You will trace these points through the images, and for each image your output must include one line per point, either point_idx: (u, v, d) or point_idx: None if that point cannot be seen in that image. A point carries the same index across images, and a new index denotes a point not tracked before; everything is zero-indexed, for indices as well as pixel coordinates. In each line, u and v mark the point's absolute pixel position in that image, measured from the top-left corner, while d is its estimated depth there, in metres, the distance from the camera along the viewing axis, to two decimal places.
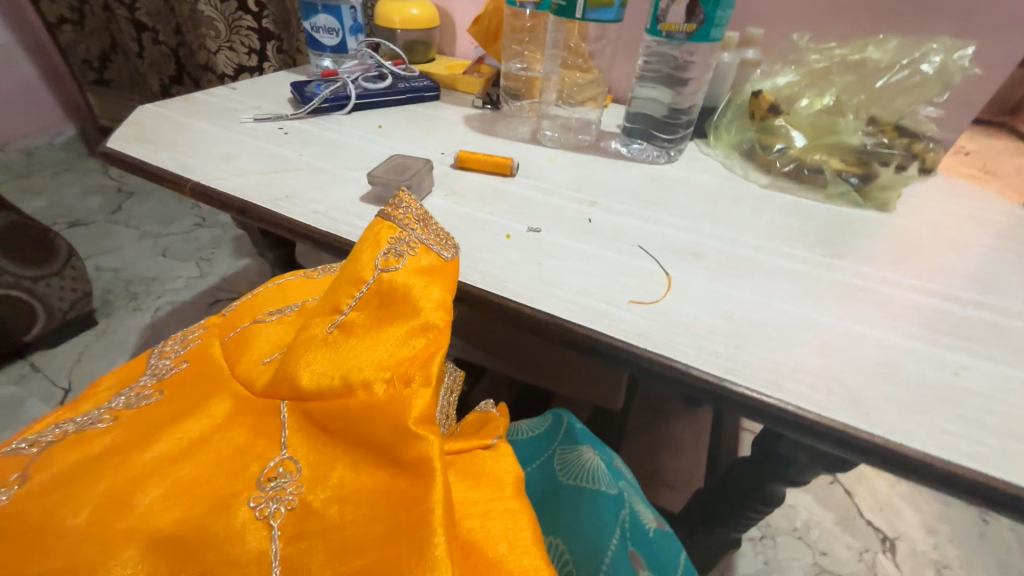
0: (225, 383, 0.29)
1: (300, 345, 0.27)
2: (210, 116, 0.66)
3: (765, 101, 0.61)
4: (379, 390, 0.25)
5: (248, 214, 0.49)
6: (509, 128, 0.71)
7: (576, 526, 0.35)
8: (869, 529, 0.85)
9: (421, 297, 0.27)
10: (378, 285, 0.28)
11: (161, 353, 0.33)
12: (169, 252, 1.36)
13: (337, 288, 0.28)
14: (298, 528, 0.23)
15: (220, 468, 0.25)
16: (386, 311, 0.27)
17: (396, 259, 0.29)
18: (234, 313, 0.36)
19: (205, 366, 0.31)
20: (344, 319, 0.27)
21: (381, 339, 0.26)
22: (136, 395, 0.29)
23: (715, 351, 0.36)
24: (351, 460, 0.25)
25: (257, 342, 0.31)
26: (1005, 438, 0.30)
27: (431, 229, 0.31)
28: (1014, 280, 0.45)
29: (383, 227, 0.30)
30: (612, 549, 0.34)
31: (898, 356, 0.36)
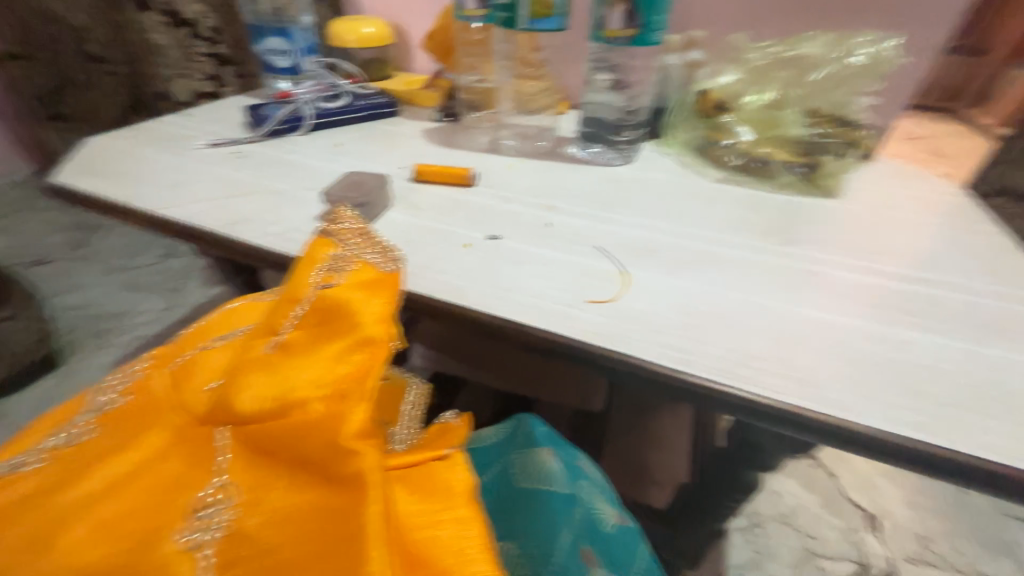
0: (165, 414, 0.29)
1: (235, 367, 0.27)
2: (163, 145, 0.65)
3: (711, 99, 0.64)
4: (315, 407, 0.24)
5: (202, 242, 0.48)
6: (469, 139, 0.72)
7: (527, 529, 0.35)
8: (853, 508, 0.87)
9: (359, 312, 0.28)
10: (318, 302, 0.28)
11: (104, 387, 0.32)
12: (136, 286, 1.32)
13: (276, 310, 0.29)
14: (230, 554, 0.24)
15: (151, 502, 0.25)
16: (326, 328, 0.27)
17: (336, 276, 0.29)
18: (183, 340, 0.35)
19: (150, 398, 0.30)
20: (283, 339, 0.27)
21: (317, 355, 0.26)
22: (76, 432, 0.29)
23: (671, 345, 0.36)
24: (290, 481, 0.25)
25: (199, 369, 0.30)
26: (947, 406, 0.31)
27: (372, 243, 0.32)
28: (954, 254, 0.47)
29: (321, 244, 0.32)
30: (559, 552, 0.34)
31: (848, 336, 0.37)
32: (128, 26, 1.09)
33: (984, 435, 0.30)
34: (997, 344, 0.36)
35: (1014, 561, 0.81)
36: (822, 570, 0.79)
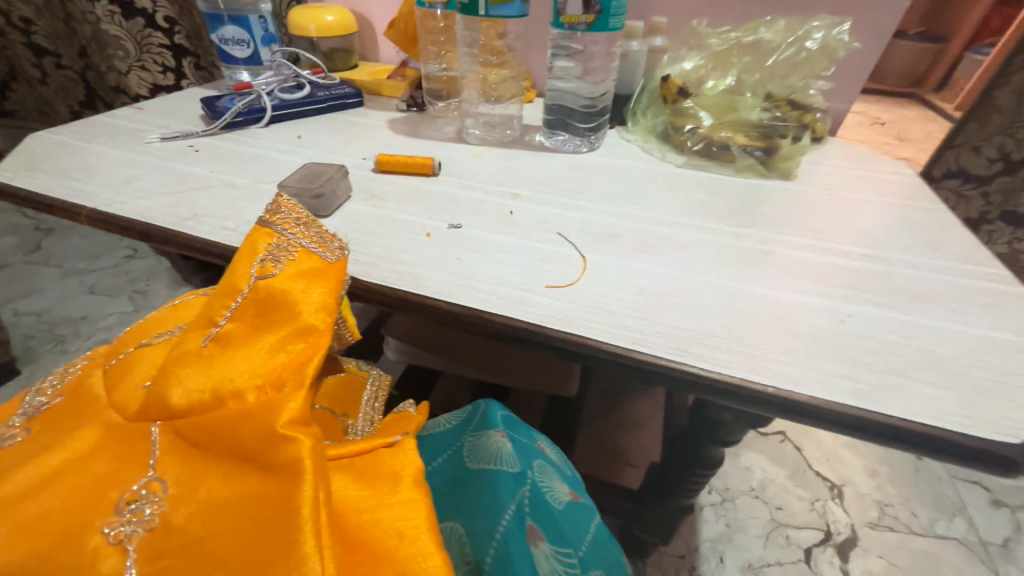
0: (99, 412, 0.28)
1: (174, 362, 0.28)
2: (113, 139, 0.63)
3: (674, 85, 0.64)
4: (250, 399, 0.27)
5: (152, 238, 0.47)
6: (435, 129, 0.71)
7: (471, 508, 0.31)
8: (818, 479, 0.91)
9: (298, 303, 0.30)
10: (255, 293, 0.30)
11: (38, 390, 0.31)
12: (99, 288, 1.28)
13: (213, 302, 0.30)
14: (155, 549, 0.23)
15: (74, 499, 0.24)
16: (265, 319, 0.29)
17: (272, 265, 0.31)
18: (121, 339, 0.34)
19: (81, 398, 0.29)
20: (219, 331, 0.29)
21: (256, 348, 0.29)
22: (1, 436, 0.28)
23: (625, 326, 0.37)
24: (224, 471, 0.26)
25: (136, 367, 0.30)
26: (881, 373, 0.33)
27: (312, 229, 0.33)
28: (898, 231, 0.49)
29: (261, 233, 0.32)
30: (501, 529, 0.30)
31: (795, 312, 0.38)
32: (75, 16, 1.04)
33: (914, 399, 0.31)
34: (933, 315, 0.38)
35: (965, 520, 0.86)
36: (789, 539, 0.83)
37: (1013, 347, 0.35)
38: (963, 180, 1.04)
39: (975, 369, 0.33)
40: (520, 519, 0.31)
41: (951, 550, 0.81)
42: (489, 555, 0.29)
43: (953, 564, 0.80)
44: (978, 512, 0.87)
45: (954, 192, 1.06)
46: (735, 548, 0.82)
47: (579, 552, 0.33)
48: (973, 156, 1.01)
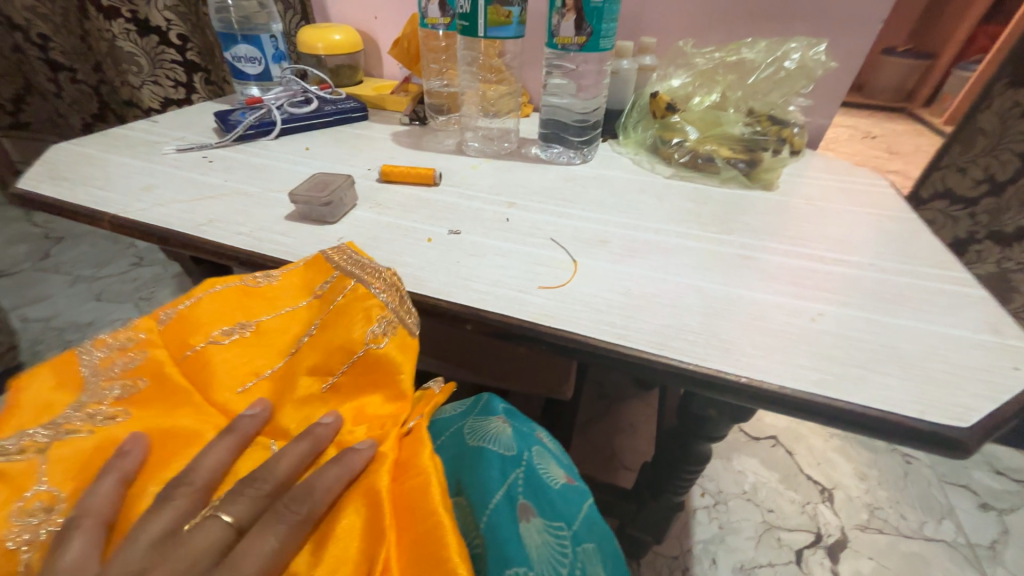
0: (201, 405, 0.36)
1: (294, 399, 0.36)
2: (130, 150, 0.67)
3: (662, 101, 0.67)
4: (352, 433, 0.35)
5: (171, 243, 0.50)
6: (436, 142, 0.75)
7: (468, 481, 0.34)
8: (809, 483, 0.93)
9: (400, 370, 0.36)
10: (366, 357, 0.36)
11: (105, 362, 0.36)
12: (105, 295, 1.30)
13: (328, 356, 0.36)
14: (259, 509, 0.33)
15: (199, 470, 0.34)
16: (368, 378, 0.36)
17: (381, 336, 0.36)
18: (178, 326, 0.39)
19: (168, 385, 0.36)
20: (333, 381, 0.36)
21: (363, 402, 0.36)
22: (94, 413, 0.33)
23: (611, 322, 0.40)
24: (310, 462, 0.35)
25: (220, 367, 0.37)
26: (846, 365, 0.36)
27: (401, 298, 0.38)
28: (871, 239, 0.53)
29: (372, 301, 0.37)
30: (494, 501, 0.32)
31: (769, 310, 0.41)
32: (92, 33, 1.09)
33: (875, 389, 0.34)
34: (898, 314, 0.41)
35: (953, 523, 0.87)
36: (781, 541, 0.84)
37: (969, 343, 0.38)
38: (951, 202, 1.05)
39: (931, 363, 0.36)
40: (511, 497, 0.33)
41: (940, 552, 0.83)
42: (482, 523, 0.31)
43: (941, 565, 0.81)
44: (967, 515, 0.89)
45: (942, 213, 1.08)
46: (728, 549, 0.83)
47: (573, 527, 0.35)
48: (959, 177, 1.02)
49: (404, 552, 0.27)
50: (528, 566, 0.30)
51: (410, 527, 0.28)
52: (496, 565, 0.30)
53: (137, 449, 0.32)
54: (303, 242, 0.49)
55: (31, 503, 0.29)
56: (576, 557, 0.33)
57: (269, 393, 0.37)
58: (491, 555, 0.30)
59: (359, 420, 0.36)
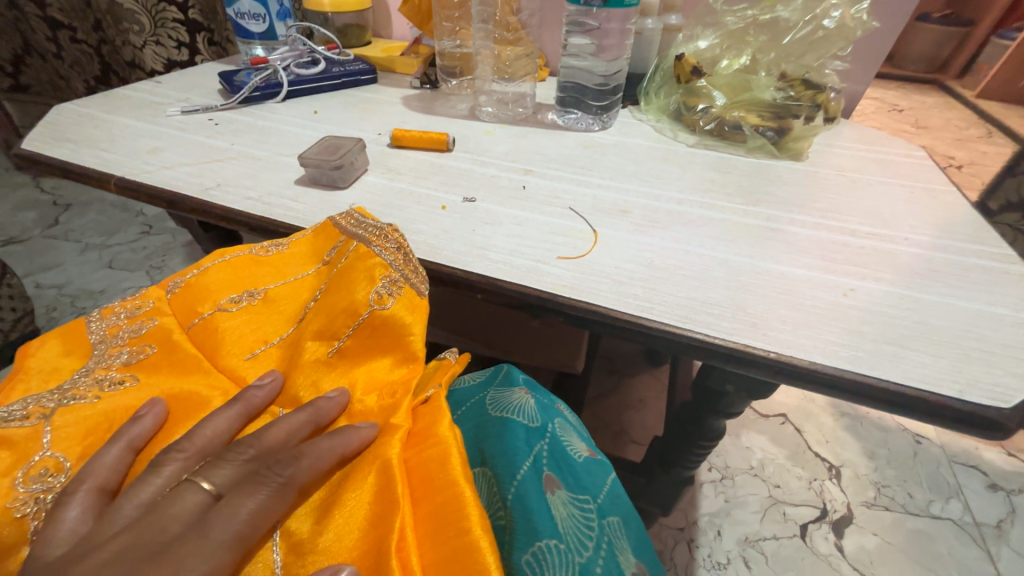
0: (209, 373, 0.35)
1: (303, 364, 0.35)
2: (135, 112, 0.65)
3: (688, 64, 0.63)
4: (365, 400, 0.33)
5: (179, 206, 0.49)
6: (449, 107, 0.72)
7: (495, 449, 0.32)
8: (817, 460, 0.93)
9: (410, 333, 0.34)
10: (372, 319, 0.34)
11: (113, 331, 0.37)
12: (116, 263, 1.31)
13: (334, 318, 0.35)
14: None
15: None
16: (376, 342, 0.34)
17: (387, 297, 0.34)
18: (187, 297, 0.39)
19: (177, 354, 0.36)
20: (341, 346, 0.34)
21: (373, 366, 0.35)
22: (104, 379, 0.34)
23: (633, 295, 0.39)
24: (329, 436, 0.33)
25: (229, 335, 0.36)
26: (878, 342, 0.34)
27: (412, 262, 0.37)
28: (907, 212, 0.50)
29: (377, 265, 0.36)
30: (522, 472, 0.30)
31: (798, 285, 0.40)
32: None
33: (909, 366, 0.33)
34: (934, 291, 0.39)
35: (960, 502, 0.87)
36: (786, 515, 0.85)
37: (1009, 321, 0.36)
38: None
39: (968, 342, 0.34)
40: (539, 469, 0.31)
41: (946, 530, 0.83)
42: (510, 491, 0.29)
43: (945, 542, 0.82)
44: (975, 494, 0.89)
45: None
46: (733, 522, 0.84)
47: (597, 500, 0.33)
48: None
49: (424, 523, 0.26)
50: (560, 538, 0.28)
51: (429, 497, 0.27)
52: (525, 533, 0.27)
53: (151, 415, 0.32)
54: (314, 207, 0.48)
55: (35, 470, 0.29)
56: (601, 530, 0.31)
57: (278, 361, 0.37)
58: (521, 525, 0.28)
59: (370, 388, 0.34)
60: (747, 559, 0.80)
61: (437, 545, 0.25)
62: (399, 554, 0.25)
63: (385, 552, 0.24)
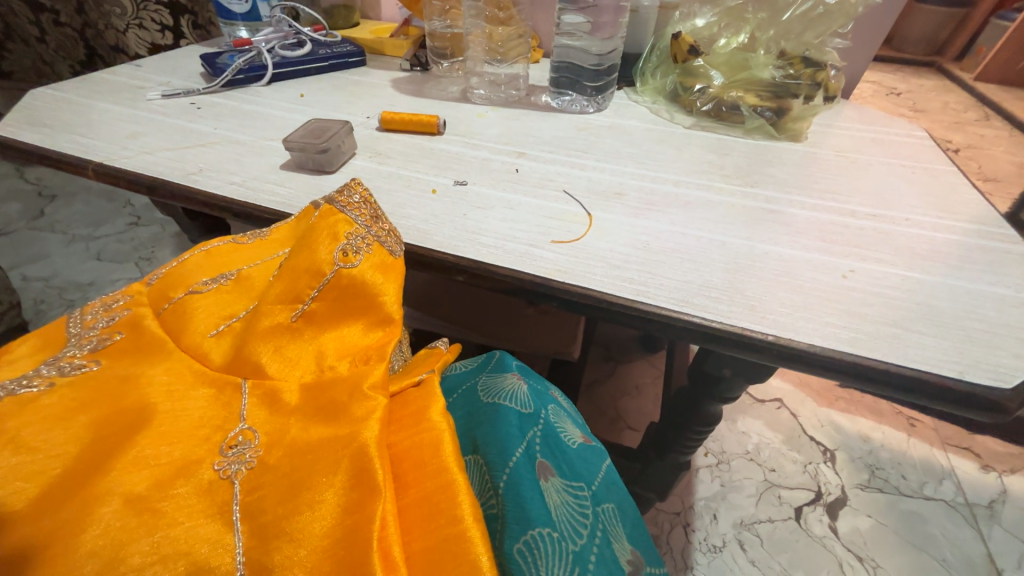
0: (170, 353, 0.29)
1: (260, 331, 0.28)
2: (113, 96, 0.62)
3: (684, 43, 0.61)
4: (343, 368, 0.29)
5: (160, 192, 0.47)
6: (439, 89, 0.70)
7: (486, 436, 0.31)
8: (812, 444, 0.93)
9: (381, 295, 0.30)
10: (338, 280, 0.29)
11: (85, 323, 0.31)
12: (104, 255, 1.29)
13: (294, 276, 0.29)
14: (252, 483, 0.24)
15: (187, 437, 0.25)
16: (346, 305, 0.30)
17: (354, 255, 0.30)
18: (162, 283, 0.34)
19: (143, 337, 0.30)
20: (305, 309, 0.29)
21: (344, 331, 0.30)
22: (66, 366, 0.27)
23: (629, 279, 0.38)
24: (303, 416, 0.27)
25: (197, 314, 0.30)
26: (878, 324, 0.34)
27: (382, 224, 0.33)
28: (907, 193, 0.49)
29: (338, 219, 0.31)
30: (514, 459, 0.29)
31: (798, 267, 0.39)
32: None
33: (910, 348, 0.32)
34: (935, 272, 0.38)
35: (953, 483, 0.88)
36: (781, 498, 0.85)
37: (1011, 302, 0.36)
38: None
39: (970, 323, 0.34)
40: (532, 455, 0.30)
41: (939, 511, 0.84)
42: (501, 480, 0.28)
43: (938, 523, 0.82)
44: (968, 476, 0.89)
45: None
46: (729, 506, 0.85)
47: (591, 487, 0.33)
48: None
49: (414, 509, 0.25)
50: (553, 527, 0.27)
51: (419, 483, 0.26)
52: (518, 522, 0.27)
53: None
54: (300, 192, 0.46)
55: None
56: (596, 517, 0.31)
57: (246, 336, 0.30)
58: (513, 513, 0.27)
59: (341, 354, 0.29)
60: (742, 541, 0.80)
61: (424, 534, 0.24)
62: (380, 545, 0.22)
63: (363, 542, 0.22)
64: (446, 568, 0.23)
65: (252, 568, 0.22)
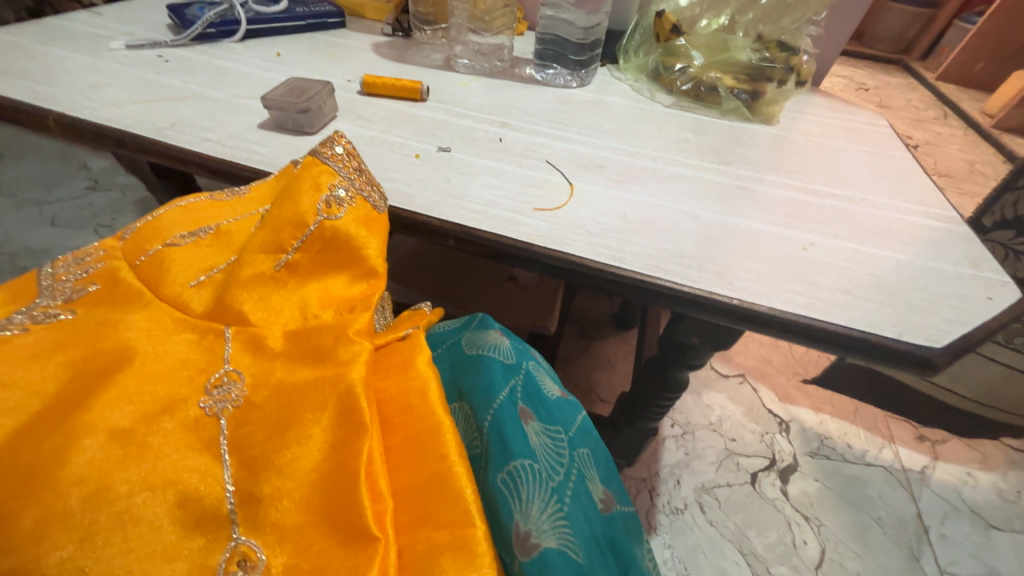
0: (148, 301, 0.29)
1: (242, 279, 0.28)
2: (72, 44, 0.58)
3: (668, 21, 0.63)
4: (327, 316, 0.29)
5: (130, 147, 0.45)
6: (422, 56, 0.69)
7: (471, 384, 0.32)
8: (769, 416, 1.00)
9: (365, 248, 0.30)
10: (321, 232, 0.29)
11: (58, 276, 0.31)
12: (59, 220, 1.21)
13: (278, 227, 0.29)
14: (240, 419, 0.25)
15: (170, 378, 0.25)
16: (330, 257, 0.30)
17: (337, 207, 0.30)
18: (138, 236, 0.33)
19: (119, 287, 0.29)
20: (288, 259, 0.29)
21: (327, 283, 0.30)
22: (41, 314, 0.28)
23: (606, 246, 0.39)
24: (289, 360, 0.27)
25: (176, 266, 0.30)
26: (833, 292, 0.37)
27: (365, 178, 0.33)
28: (866, 176, 0.52)
29: (321, 171, 0.31)
30: (498, 401, 0.31)
31: (764, 239, 0.41)
32: None
33: (859, 313, 0.35)
34: (884, 247, 0.42)
35: (892, 452, 0.96)
36: (739, 465, 0.91)
37: (948, 275, 0.39)
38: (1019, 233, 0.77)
39: (912, 293, 0.37)
40: (514, 400, 0.32)
41: (878, 476, 0.92)
42: (485, 421, 0.30)
43: (876, 486, 0.90)
44: (906, 445, 0.98)
45: (1004, 247, 0.80)
46: (691, 472, 0.90)
47: (568, 434, 0.34)
48: None
49: (401, 449, 0.26)
50: (534, 461, 0.29)
51: (406, 425, 0.27)
52: (500, 456, 0.28)
53: None
54: (280, 151, 0.45)
55: None
56: (572, 460, 0.32)
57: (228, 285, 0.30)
58: (496, 450, 0.29)
59: (326, 304, 0.30)
60: (702, 504, 0.86)
61: (410, 471, 0.25)
62: (368, 478, 0.23)
63: (351, 474, 0.23)
64: (431, 500, 0.24)
65: (242, 497, 0.23)
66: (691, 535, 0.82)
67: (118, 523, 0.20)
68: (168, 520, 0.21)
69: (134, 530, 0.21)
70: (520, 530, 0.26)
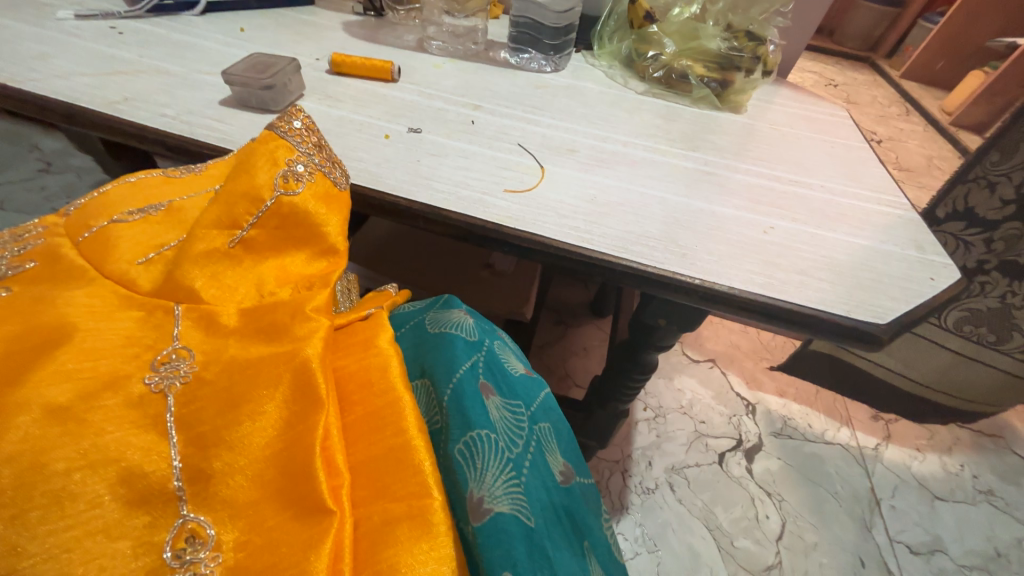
0: (92, 279, 0.28)
1: (193, 255, 0.28)
2: (15, 12, 0.55)
3: (641, 8, 0.63)
4: (284, 293, 0.29)
5: (80, 120, 0.43)
6: (394, 36, 0.67)
7: (434, 360, 0.32)
8: (737, 398, 1.04)
9: (324, 225, 0.30)
10: (278, 208, 0.29)
11: None
12: (8, 204, 1.14)
13: (231, 201, 0.28)
14: (189, 395, 0.24)
15: (114, 354, 0.24)
16: (287, 233, 0.29)
17: (295, 182, 0.30)
18: (82, 212, 0.32)
19: (60, 265, 0.28)
20: (243, 235, 0.28)
21: (285, 260, 0.30)
22: None
23: (575, 227, 0.40)
24: (242, 337, 0.27)
25: (122, 243, 0.29)
26: (790, 272, 0.38)
27: (325, 154, 0.32)
28: (826, 164, 0.54)
29: (279, 145, 0.30)
30: (459, 374, 0.31)
31: (728, 222, 0.43)
32: None
33: (812, 291, 0.37)
34: (838, 231, 0.44)
35: (849, 431, 1.02)
36: (708, 445, 0.95)
37: (896, 257, 0.41)
38: (969, 224, 0.82)
39: (862, 273, 0.39)
40: (475, 374, 0.32)
41: (835, 453, 0.97)
42: (445, 395, 0.30)
43: (834, 463, 0.95)
44: (860, 423, 1.04)
45: (955, 237, 0.85)
46: (661, 453, 0.93)
47: (529, 409, 0.35)
48: (986, 195, 0.79)
49: (359, 424, 0.26)
50: (493, 431, 0.30)
51: (365, 401, 0.27)
52: (459, 427, 0.29)
53: None
54: (243, 129, 0.44)
55: None
56: (532, 433, 0.33)
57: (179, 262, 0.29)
58: (456, 422, 0.29)
59: (283, 281, 0.29)
60: (672, 483, 0.89)
61: (369, 445, 0.26)
62: (323, 453, 0.24)
63: (306, 449, 0.23)
64: (389, 474, 0.25)
65: (189, 473, 0.23)
66: (660, 514, 0.85)
67: (53, 501, 0.20)
68: (111, 497, 0.21)
69: (72, 508, 0.20)
70: (474, 496, 0.27)
